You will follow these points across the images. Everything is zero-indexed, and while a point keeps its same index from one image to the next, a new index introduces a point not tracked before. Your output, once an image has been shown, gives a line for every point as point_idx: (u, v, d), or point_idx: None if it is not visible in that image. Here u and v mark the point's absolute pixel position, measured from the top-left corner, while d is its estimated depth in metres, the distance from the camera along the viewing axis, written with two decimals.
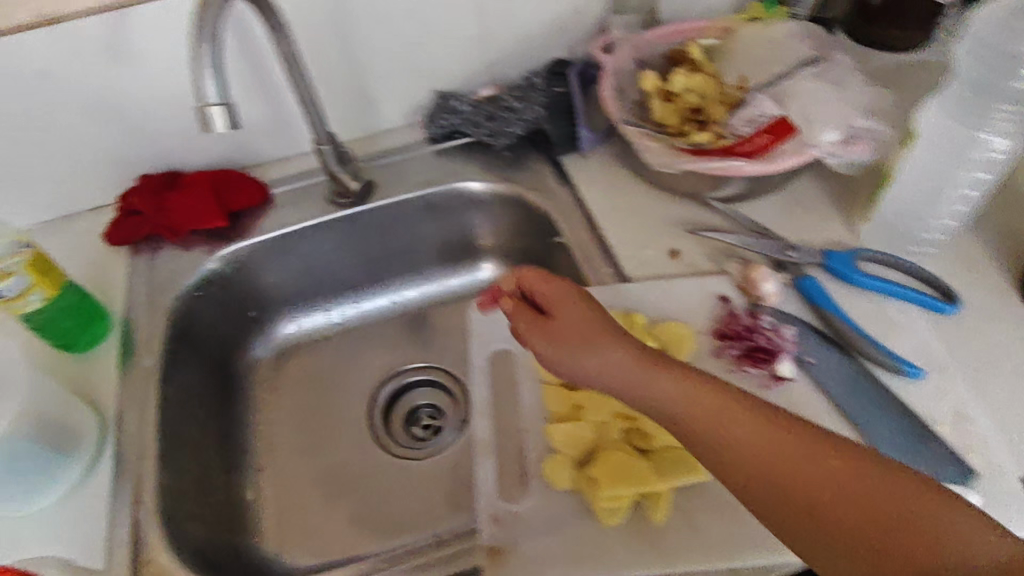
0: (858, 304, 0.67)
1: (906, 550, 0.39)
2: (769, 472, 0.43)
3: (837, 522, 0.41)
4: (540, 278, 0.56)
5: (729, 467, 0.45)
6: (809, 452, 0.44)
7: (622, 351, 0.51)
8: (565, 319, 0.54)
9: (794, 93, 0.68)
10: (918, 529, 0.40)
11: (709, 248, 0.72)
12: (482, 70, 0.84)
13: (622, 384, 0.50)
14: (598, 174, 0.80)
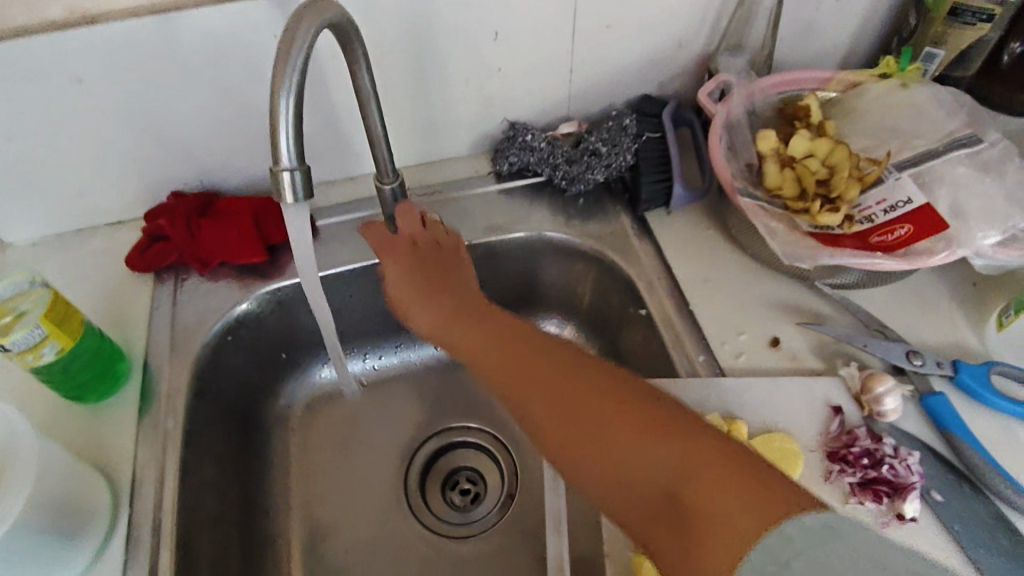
0: (992, 430, 0.57)
1: (720, 519, 0.35)
2: (621, 486, 0.42)
3: (675, 517, 0.38)
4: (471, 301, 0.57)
5: (640, 489, 0.41)
6: (670, 458, 0.40)
7: (546, 363, 0.50)
8: (497, 337, 0.53)
9: (936, 177, 0.59)
10: (728, 495, 0.36)
11: (817, 341, 0.62)
12: (562, 103, 0.74)
13: (540, 410, 0.48)
14: (686, 235, 0.70)
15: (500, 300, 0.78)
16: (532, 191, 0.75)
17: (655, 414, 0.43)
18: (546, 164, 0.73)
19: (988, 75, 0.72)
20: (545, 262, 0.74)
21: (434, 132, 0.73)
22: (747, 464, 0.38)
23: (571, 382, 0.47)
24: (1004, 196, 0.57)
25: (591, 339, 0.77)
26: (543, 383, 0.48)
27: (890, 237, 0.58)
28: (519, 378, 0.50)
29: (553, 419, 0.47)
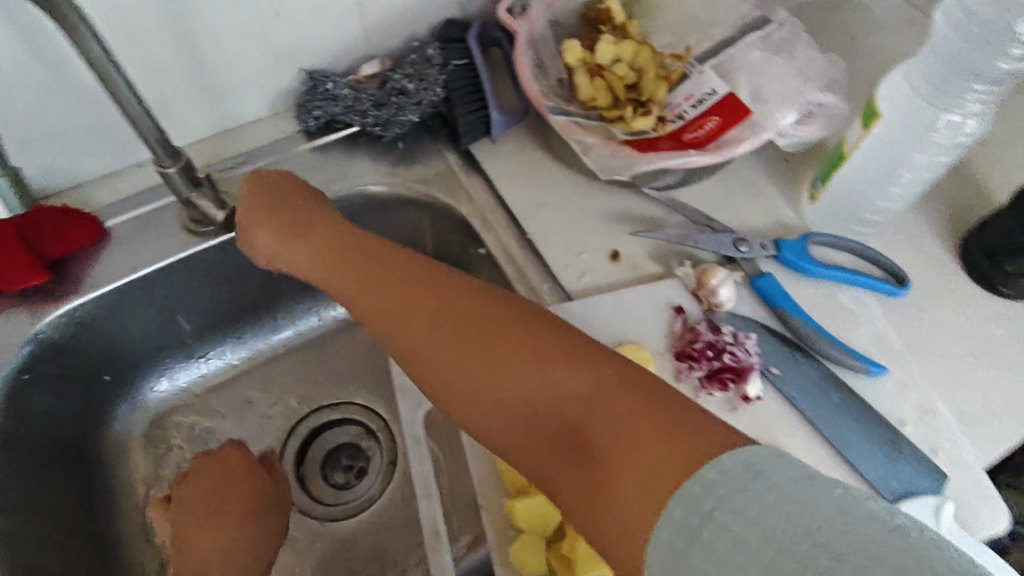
0: (816, 300, 0.61)
1: (610, 481, 0.33)
2: (524, 390, 0.40)
3: (581, 450, 0.36)
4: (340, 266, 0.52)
5: (541, 406, 0.40)
6: (582, 382, 0.38)
7: (427, 295, 0.47)
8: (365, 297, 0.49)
9: (737, 63, 0.59)
10: (624, 456, 0.33)
11: (653, 247, 0.63)
12: (357, 43, 0.68)
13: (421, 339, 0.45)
14: (514, 163, 0.68)
15: None
16: (345, 144, 0.70)
17: (552, 325, 0.44)
18: (355, 113, 0.67)
19: None
20: (375, 218, 0.69)
21: (220, 96, 0.65)
22: (644, 389, 0.37)
23: (440, 305, 0.46)
24: (798, 74, 0.58)
25: None
26: (424, 303, 0.46)
27: (700, 132, 0.57)
28: (409, 293, 0.47)
29: (421, 339, 0.45)
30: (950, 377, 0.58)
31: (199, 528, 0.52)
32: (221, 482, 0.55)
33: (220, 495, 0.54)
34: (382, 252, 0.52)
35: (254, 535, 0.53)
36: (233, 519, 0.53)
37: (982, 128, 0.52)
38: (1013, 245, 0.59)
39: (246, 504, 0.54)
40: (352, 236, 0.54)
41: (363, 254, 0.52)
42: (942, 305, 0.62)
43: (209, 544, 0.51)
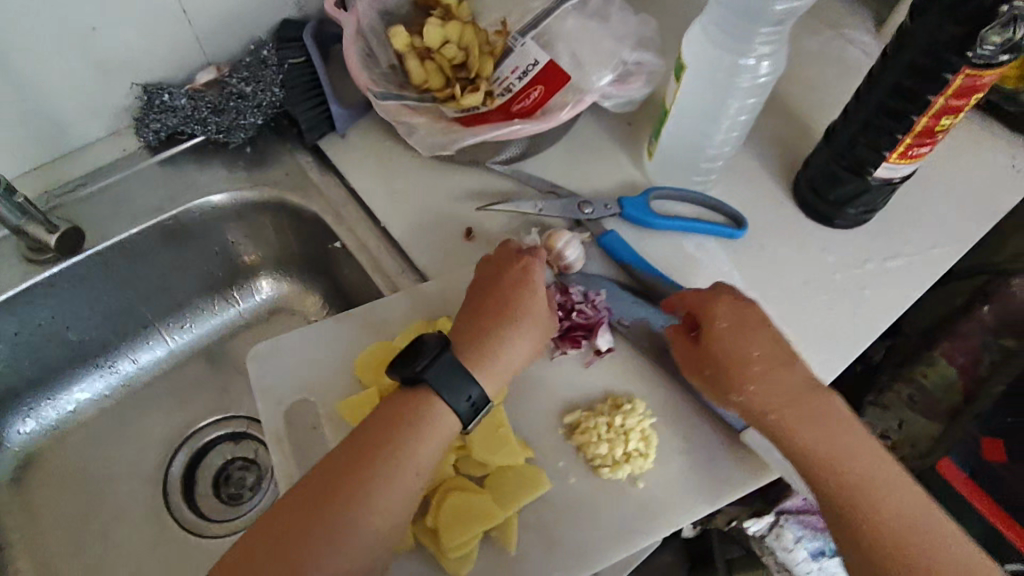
0: (660, 250, 0.64)
1: (842, 499, 0.46)
2: (770, 394, 0.49)
3: (810, 457, 0.48)
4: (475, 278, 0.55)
5: (771, 394, 0.49)
6: (826, 407, 0.49)
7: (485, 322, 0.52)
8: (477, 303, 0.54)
9: (556, 33, 0.61)
10: (849, 480, 0.47)
11: (506, 220, 0.65)
12: (192, 52, 0.67)
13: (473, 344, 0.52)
14: (365, 154, 0.68)
15: (206, 279, 0.71)
16: (194, 155, 0.69)
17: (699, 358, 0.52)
18: (194, 123, 0.66)
19: None
20: (233, 226, 0.69)
21: (51, 121, 0.63)
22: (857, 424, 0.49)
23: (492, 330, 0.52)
24: (614, 38, 0.60)
25: (310, 285, 0.73)
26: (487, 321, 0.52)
27: (527, 102, 0.60)
28: (481, 319, 0.52)
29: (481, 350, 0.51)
30: (788, 307, 0.62)
31: (489, 312, 0.52)
32: (399, 418, 0.48)
33: (364, 450, 0.47)
34: (527, 319, 0.52)
35: (383, 481, 0.45)
36: (389, 455, 0.46)
37: (777, 65, 0.55)
38: (831, 177, 0.63)
39: (418, 421, 0.48)
40: (514, 272, 0.54)
41: (481, 309, 0.53)
42: (780, 241, 0.65)
43: (488, 328, 0.52)
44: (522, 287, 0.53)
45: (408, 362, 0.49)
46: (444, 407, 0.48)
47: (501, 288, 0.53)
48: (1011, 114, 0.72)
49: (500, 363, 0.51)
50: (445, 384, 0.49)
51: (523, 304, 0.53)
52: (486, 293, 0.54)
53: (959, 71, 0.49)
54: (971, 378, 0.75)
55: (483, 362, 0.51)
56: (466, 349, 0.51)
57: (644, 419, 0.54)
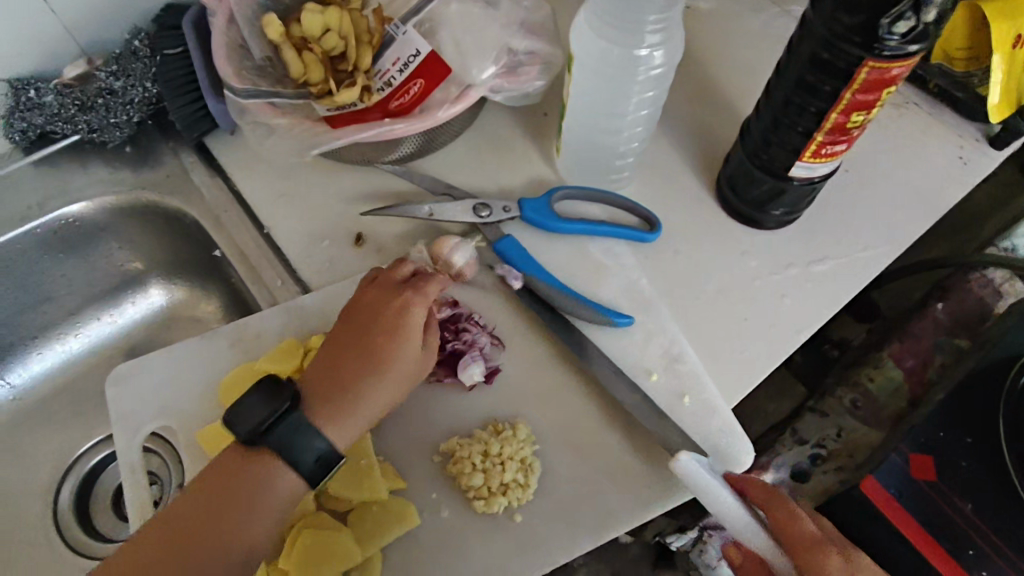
0: (563, 256, 0.58)
1: None
2: None
3: None
4: (373, 293, 0.49)
5: None
6: None
7: (349, 359, 0.46)
8: (345, 333, 0.48)
9: (441, 19, 0.55)
10: None
11: (397, 225, 0.59)
12: (61, 43, 0.61)
13: (322, 388, 0.46)
14: (251, 153, 0.63)
15: (92, 287, 0.67)
16: (72, 154, 0.65)
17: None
18: (61, 122, 0.62)
19: None
20: (118, 229, 0.66)
21: None
22: None
23: (349, 364, 0.46)
24: (500, 24, 0.55)
25: (207, 291, 0.68)
26: (348, 356, 0.47)
27: (405, 98, 0.55)
28: (338, 359, 0.47)
29: (332, 387, 0.46)
30: (701, 318, 0.56)
31: (348, 358, 0.46)
32: (227, 489, 0.43)
33: (194, 522, 0.42)
34: (386, 370, 0.46)
35: (214, 559, 0.42)
36: (218, 531, 0.42)
37: (674, 53, 0.50)
38: (748, 175, 0.57)
39: (250, 491, 0.43)
40: (387, 308, 0.48)
41: (344, 353, 0.47)
42: (696, 243, 0.60)
43: (345, 380, 0.46)
44: (388, 330, 0.47)
45: (241, 419, 0.43)
46: (277, 470, 0.43)
47: (369, 327, 0.47)
48: (960, 100, 0.65)
49: (348, 416, 0.45)
50: (288, 446, 0.43)
51: (385, 350, 0.46)
52: (356, 331, 0.48)
53: (864, 63, 0.43)
54: (920, 382, 0.69)
55: (331, 413, 0.45)
56: (313, 402, 0.45)
57: (526, 447, 0.50)
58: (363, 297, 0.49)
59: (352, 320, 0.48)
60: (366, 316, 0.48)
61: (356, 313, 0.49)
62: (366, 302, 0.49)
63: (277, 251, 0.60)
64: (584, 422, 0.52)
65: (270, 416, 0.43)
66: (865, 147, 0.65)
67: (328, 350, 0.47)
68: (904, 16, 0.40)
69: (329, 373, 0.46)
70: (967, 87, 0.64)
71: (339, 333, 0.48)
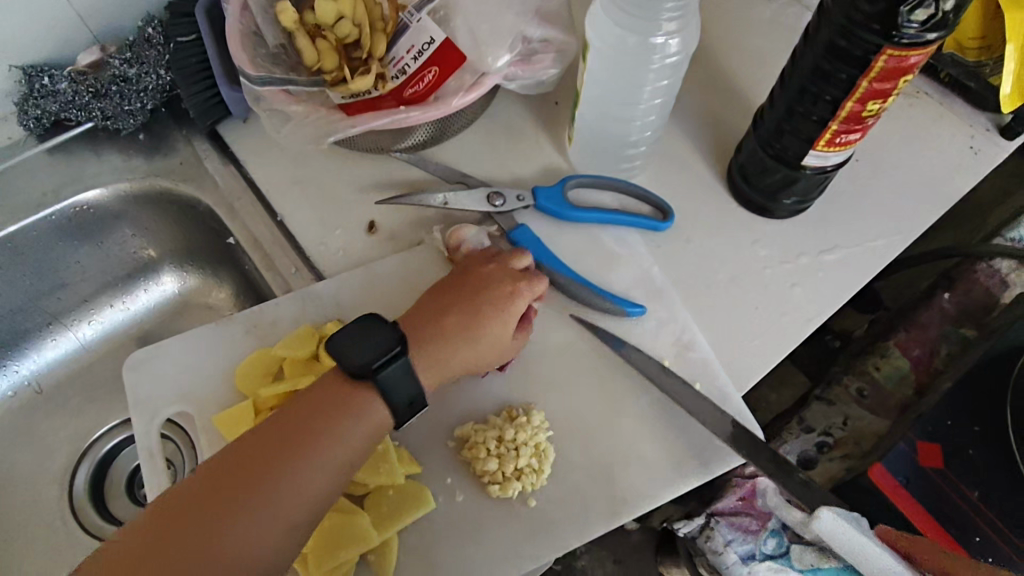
0: (577, 244, 0.59)
1: None
2: None
3: None
4: (494, 265, 0.51)
5: None
6: None
7: (462, 316, 0.48)
8: (457, 289, 0.50)
9: (454, 6, 0.55)
10: None
11: (410, 214, 0.59)
12: (74, 30, 0.61)
13: (428, 333, 0.47)
14: (264, 141, 0.63)
15: (107, 274, 0.68)
16: (86, 143, 0.65)
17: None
18: (75, 109, 0.62)
19: None
20: (132, 217, 0.66)
21: None
22: None
23: (458, 318, 0.48)
24: (515, 12, 0.55)
25: (219, 278, 0.68)
26: (457, 312, 0.48)
27: (420, 85, 0.55)
28: (451, 310, 0.48)
29: (438, 337, 0.47)
30: (712, 307, 0.57)
31: (453, 313, 0.48)
32: (324, 405, 0.43)
33: (291, 431, 0.42)
34: (480, 342, 0.48)
35: (308, 464, 0.41)
36: (294, 451, 0.42)
37: (689, 42, 0.50)
38: (761, 165, 0.57)
39: (339, 419, 0.43)
40: (502, 286, 0.50)
41: (452, 307, 0.48)
42: (708, 232, 0.60)
43: (444, 330, 0.47)
44: (494, 300, 0.49)
45: (352, 353, 0.43)
46: (376, 403, 0.44)
47: (478, 289, 0.49)
48: (972, 90, 0.65)
49: (435, 366, 0.47)
50: (389, 385, 0.44)
51: (486, 323, 0.48)
52: (465, 290, 0.49)
53: (881, 51, 0.43)
54: (926, 371, 0.69)
55: (434, 358, 0.46)
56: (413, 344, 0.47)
57: (540, 433, 0.50)
58: (482, 265, 0.51)
59: (468, 278, 0.50)
60: (485, 280, 0.50)
61: (473, 276, 0.51)
62: (486, 272, 0.51)
63: (291, 237, 0.60)
64: (597, 409, 0.52)
65: (384, 352, 0.44)
66: (877, 137, 0.65)
67: (441, 301, 0.49)
68: (923, 4, 0.40)
69: (437, 321, 0.48)
70: (979, 77, 0.64)
71: (454, 289, 0.50)
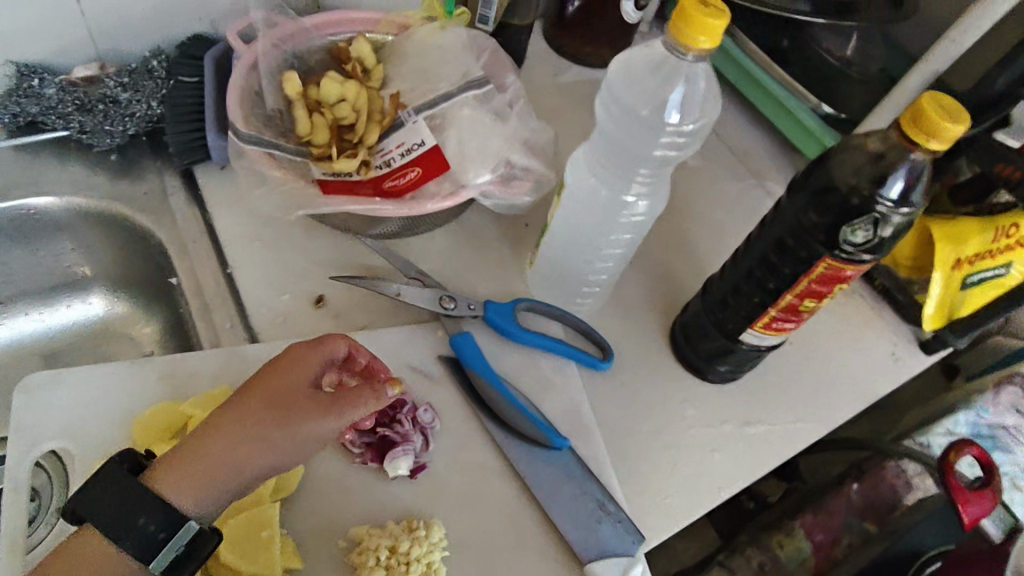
0: (516, 364, 0.59)
1: None
2: None
3: None
4: (299, 360, 0.48)
5: None
6: None
7: (248, 423, 0.45)
8: (243, 403, 0.46)
9: (451, 118, 0.58)
10: None
11: (361, 297, 0.60)
12: (78, 45, 0.62)
13: (206, 456, 0.44)
14: (236, 192, 0.63)
15: (30, 281, 0.65)
16: (54, 149, 0.64)
17: None
18: (55, 116, 0.62)
19: (558, 27, 0.77)
20: (77, 232, 0.64)
21: None
22: None
23: (246, 427, 0.45)
24: (506, 137, 0.58)
25: (150, 312, 0.66)
26: (243, 422, 0.45)
27: (401, 180, 0.57)
28: (238, 421, 0.45)
29: (224, 451, 0.44)
30: (632, 456, 0.57)
31: (246, 408, 0.46)
32: (69, 571, 0.41)
33: None
34: (277, 432, 0.45)
35: None
36: None
37: (656, 206, 0.53)
38: (702, 329, 0.60)
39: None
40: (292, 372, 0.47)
41: (233, 407, 0.46)
42: (643, 379, 0.62)
43: (232, 437, 0.45)
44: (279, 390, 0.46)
45: (97, 504, 0.41)
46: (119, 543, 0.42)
47: (263, 389, 0.47)
48: (902, 302, 0.71)
49: (232, 480, 0.44)
50: (116, 522, 0.41)
51: (279, 412, 0.46)
52: (253, 388, 0.47)
53: (822, 259, 0.47)
54: (826, 558, 0.74)
55: (201, 482, 0.43)
56: (173, 462, 0.44)
57: (434, 551, 0.48)
58: (275, 367, 0.48)
59: (255, 392, 0.46)
60: (268, 389, 0.46)
61: (261, 388, 0.47)
62: (283, 379, 0.47)
63: (236, 292, 0.59)
64: (498, 536, 0.51)
65: (126, 496, 0.42)
66: (813, 325, 0.69)
67: (219, 420, 0.45)
68: (862, 228, 0.45)
69: (214, 441, 0.44)
70: (907, 292, 0.70)
71: (234, 408, 0.46)
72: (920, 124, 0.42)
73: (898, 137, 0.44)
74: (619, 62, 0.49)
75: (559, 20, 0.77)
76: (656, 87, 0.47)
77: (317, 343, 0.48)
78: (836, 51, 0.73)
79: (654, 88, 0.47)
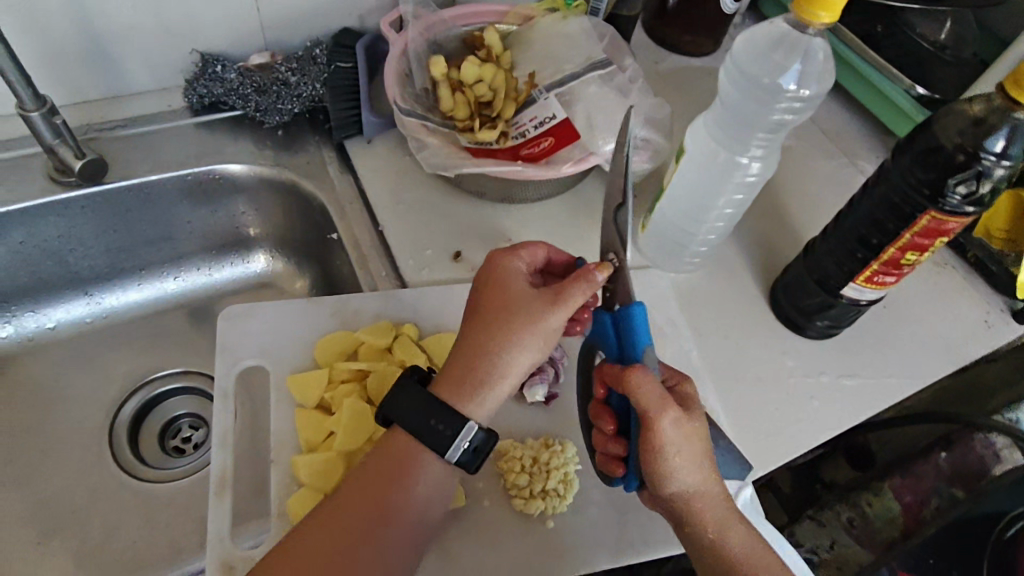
0: None
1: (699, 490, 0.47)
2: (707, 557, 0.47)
3: (726, 552, 0.46)
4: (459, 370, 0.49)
5: (736, 549, 0.46)
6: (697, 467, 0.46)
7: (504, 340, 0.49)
8: (477, 345, 0.49)
9: (578, 94, 0.66)
10: (704, 517, 0.47)
11: (494, 252, 0.68)
12: (253, 36, 0.72)
13: (486, 346, 0.49)
14: (383, 162, 0.72)
15: (206, 240, 0.76)
16: (229, 125, 0.75)
17: (710, 501, 0.47)
18: (235, 97, 0.72)
19: (659, 19, 0.84)
20: (248, 197, 0.74)
21: (111, 69, 0.69)
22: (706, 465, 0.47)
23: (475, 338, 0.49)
24: (627, 112, 0.66)
25: (302, 268, 0.76)
26: (477, 342, 0.49)
27: (535, 149, 0.65)
28: (469, 352, 0.49)
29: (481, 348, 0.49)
30: (737, 398, 0.63)
31: (469, 330, 0.50)
32: (398, 461, 0.49)
33: (370, 493, 0.47)
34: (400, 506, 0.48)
35: (405, 498, 0.48)
36: (382, 494, 0.48)
37: (768, 168, 0.60)
38: (804, 287, 0.65)
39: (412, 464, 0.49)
40: (346, 505, 0.47)
41: (464, 336, 0.50)
42: (746, 332, 0.68)
43: (473, 350, 0.49)
44: (517, 313, 0.49)
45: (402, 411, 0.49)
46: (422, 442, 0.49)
47: (506, 300, 0.50)
48: (994, 273, 0.74)
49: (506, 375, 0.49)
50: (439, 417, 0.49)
51: (396, 491, 0.48)
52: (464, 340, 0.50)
53: (927, 212, 0.52)
54: (913, 517, 0.79)
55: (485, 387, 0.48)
56: (454, 374, 0.49)
57: (570, 463, 0.55)
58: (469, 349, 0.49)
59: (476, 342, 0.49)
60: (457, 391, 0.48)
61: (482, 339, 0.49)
62: (482, 315, 0.50)
63: (386, 247, 0.68)
64: None
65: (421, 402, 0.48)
66: (906, 291, 0.74)
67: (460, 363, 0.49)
68: (966, 182, 0.50)
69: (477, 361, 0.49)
70: (1001, 263, 0.73)
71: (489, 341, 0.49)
72: (1022, 85, 0.46)
73: (1002, 100, 0.49)
74: (742, 38, 0.56)
75: (660, 12, 0.84)
76: (777, 58, 0.54)
77: (510, 246, 0.55)
78: (931, 35, 0.77)
79: (776, 59, 0.54)
